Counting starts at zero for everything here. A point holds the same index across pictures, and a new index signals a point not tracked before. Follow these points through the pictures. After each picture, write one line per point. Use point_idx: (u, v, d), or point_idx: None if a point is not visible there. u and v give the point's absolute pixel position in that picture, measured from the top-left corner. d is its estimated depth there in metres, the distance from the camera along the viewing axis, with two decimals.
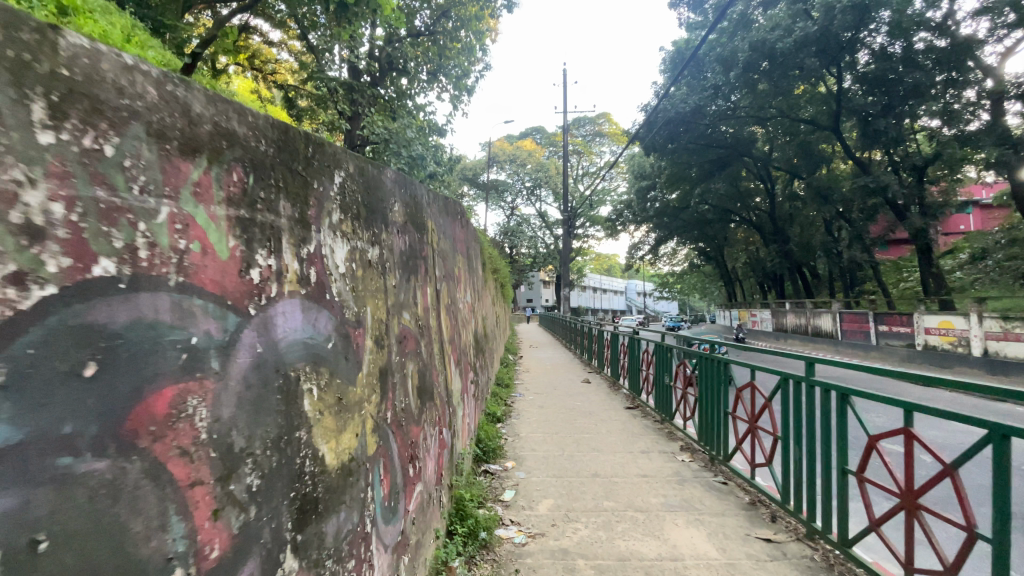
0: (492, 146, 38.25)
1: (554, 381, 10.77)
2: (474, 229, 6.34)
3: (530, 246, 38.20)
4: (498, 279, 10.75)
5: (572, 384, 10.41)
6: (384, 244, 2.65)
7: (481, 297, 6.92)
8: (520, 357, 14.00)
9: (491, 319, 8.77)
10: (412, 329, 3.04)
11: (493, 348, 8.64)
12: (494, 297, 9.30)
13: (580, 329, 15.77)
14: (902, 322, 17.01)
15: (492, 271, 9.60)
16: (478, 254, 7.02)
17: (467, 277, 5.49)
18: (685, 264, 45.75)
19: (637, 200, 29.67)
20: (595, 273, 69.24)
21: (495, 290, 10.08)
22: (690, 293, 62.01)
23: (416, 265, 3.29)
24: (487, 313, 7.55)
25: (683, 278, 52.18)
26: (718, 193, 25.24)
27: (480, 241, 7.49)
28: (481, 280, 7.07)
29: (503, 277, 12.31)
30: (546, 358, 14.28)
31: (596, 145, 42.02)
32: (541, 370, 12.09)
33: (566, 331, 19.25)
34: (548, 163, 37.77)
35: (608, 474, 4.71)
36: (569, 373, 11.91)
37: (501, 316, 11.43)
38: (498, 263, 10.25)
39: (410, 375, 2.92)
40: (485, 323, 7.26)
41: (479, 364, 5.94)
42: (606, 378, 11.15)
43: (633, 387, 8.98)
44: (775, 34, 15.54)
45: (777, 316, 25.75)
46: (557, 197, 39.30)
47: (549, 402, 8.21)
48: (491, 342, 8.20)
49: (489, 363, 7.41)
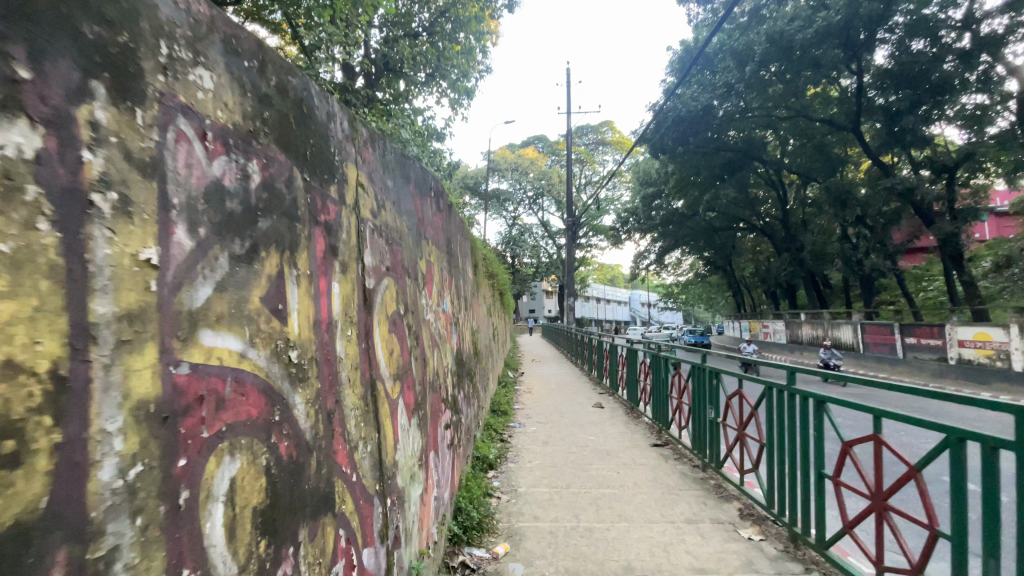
0: (494, 155, 37.22)
1: (560, 405, 9.49)
2: (450, 212, 5.03)
3: (533, 256, 36.98)
4: (495, 287, 9.58)
5: (579, 409, 9.12)
6: (30, 124, 0.97)
7: (467, 307, 5.67)
8: (522, 374, 12.71)
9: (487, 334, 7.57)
10: (257, 379, 1.52)
11: (489, 369, 7.44)
12: (490, 310, 8.12)
13: (586, 343, 14.45)
14: (932, 334, 15.71)
15: (489, 279, 8.49)
16: (463, 253, 5.74)
17: (437, 277, 4.16)
18: (690, 275, 44.64)
19: (642, 208, 28.55)
20: (597, 284, 68.02)
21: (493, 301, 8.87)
22: (694, 304, 60.73)
23: (271, 237, 1.65)
24: (477, 327, 6.31)
25: (688, 288, 50.92)
26: (728, 200, 24.09)
27: (469, 239, 6.26)
28: (467, 286, 5.81)
29: (501, 287, 11.13)
30: (550, 375, 13.00)
31: (599, 154, 41.21)
32: (543, 391, 10.81)
33: (570, 345, 17.97)
34: (550, 171, 36.78)
35: (643, 569, 3.51)
36: (577, 395, 10.61)
37: (500, 330, 10.27)
38: (495, 269, 9.11)
39: (207, 505, 1.28)
40: (475, 340, 6.00)
41: (460, 395, 4.70)
42: (619, 402, 9.86)
43: (658, 416, 7.70)
44: (794, 25, 14.47)
45: (792, 328, 24.40)
46: (559, 206, 38.25)
47: (553, 436, 6.98)
48: (485, 362, 7.00)
49: (480, 390, 6.21)
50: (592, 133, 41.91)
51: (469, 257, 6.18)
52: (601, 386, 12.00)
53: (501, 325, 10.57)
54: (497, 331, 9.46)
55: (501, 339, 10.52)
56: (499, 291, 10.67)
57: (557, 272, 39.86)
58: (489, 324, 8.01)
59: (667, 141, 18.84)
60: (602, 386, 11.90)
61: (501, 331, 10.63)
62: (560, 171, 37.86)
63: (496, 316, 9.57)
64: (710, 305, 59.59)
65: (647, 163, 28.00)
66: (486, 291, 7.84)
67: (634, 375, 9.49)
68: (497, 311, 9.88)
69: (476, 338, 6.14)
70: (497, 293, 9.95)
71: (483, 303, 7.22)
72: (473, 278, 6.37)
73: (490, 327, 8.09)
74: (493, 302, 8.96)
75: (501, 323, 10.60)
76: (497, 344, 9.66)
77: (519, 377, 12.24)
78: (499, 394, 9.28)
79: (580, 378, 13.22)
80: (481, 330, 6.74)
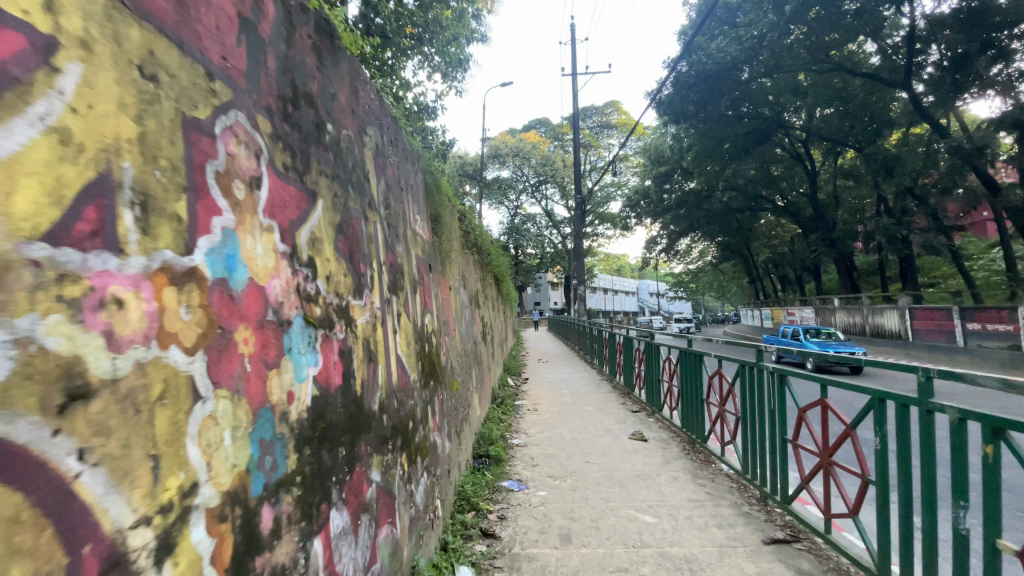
0: (493, 140, 34.64)
1: (575, 426, 7.02)
2: (277, 21, 2.09)
3: (536, 246, 34.75)
4: (481, 263, 7.10)
5: (601, 433, 6.64)
6: None
7: (367, 283, 2.72)
8: (525, 378, 10.24)
9: (455, 341, 4.79)
10: None
11: (460, 391, 4.72)
12: (464, 299, 5.44)
13: (603, 336, 11.98)
14: (1000, 318, 12.80)
15: (466, 248, 6.00)
16: (367, 172, 2.89)
17: (23, 109, 1.05)
18: (702, 262, 42.11)
19: (653, 190, 26.06)
20: (605, 273, 65.64)
21: (474, 282, 6.29)
22: (705, 292, 58.29)
23: None
24: (408, 325, 3.37)
25: (699, 277, 48.47)
26: (750, 175, 21.58)
27: (400, 160, 3.64)
28: (372, 239, 2.87)
29: (496, 268, 8.71)
30: (560, 378, 10.63)
31: (604, 137, 38.76)
32: (550, 402, 8.38)
33: (581, 339, 15.68)
34: (553, 156, 34.25)
35: None
36: (595, 406, 8.21)
37: (493, 323, 7.76)
38: (478, 236, 6.61)
39: None
40: (395, 357, 3.02)
41: (290, 542, 1.73)
42: (655, 420, 7.47)
43: (745, 462, 5.05)
44: None
45: (822, 314, 21.74)
46: (564, 193, 35.81)
47: (569, 500, 4.50)
48: (452, 382, 4.45)
49: (431, 447, 3.53)
50: (596, 115, 39.31)
51: (392, 187, 3.40)
52: (624, 391, 9.56)
53: (494, 318, 8.17)
54: (485, 326, 6.97)
55: (495, 335, 8.09)
56: (491, 271, 8.25)
57: (562, 263, 37.60)
58: (465, 322, 5.41)
59: (687, 106, 16.44)
60: (626, 392, 9.46)
61: (495, 325, 8.18)
62: (564, 156, 35.38)
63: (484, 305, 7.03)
64: (721, 294, 57.15)
65: (658, 140, 25.46)
66: (455, 267, 5.19)
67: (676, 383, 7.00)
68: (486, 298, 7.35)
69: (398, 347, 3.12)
70: (485, 271, 7.50)
71: (441, 284, 4.49)
72: (410, 234, 3.69)
73: (466, 323, 5.43)
74: (476, 284, 6.42)
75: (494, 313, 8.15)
76: (489, 346, 7.14)
77: (522, 382, 9.80)
78: (490, 415, 6.89)
79: (596, 380, 10.75)
80: (425, 329, 3.78)
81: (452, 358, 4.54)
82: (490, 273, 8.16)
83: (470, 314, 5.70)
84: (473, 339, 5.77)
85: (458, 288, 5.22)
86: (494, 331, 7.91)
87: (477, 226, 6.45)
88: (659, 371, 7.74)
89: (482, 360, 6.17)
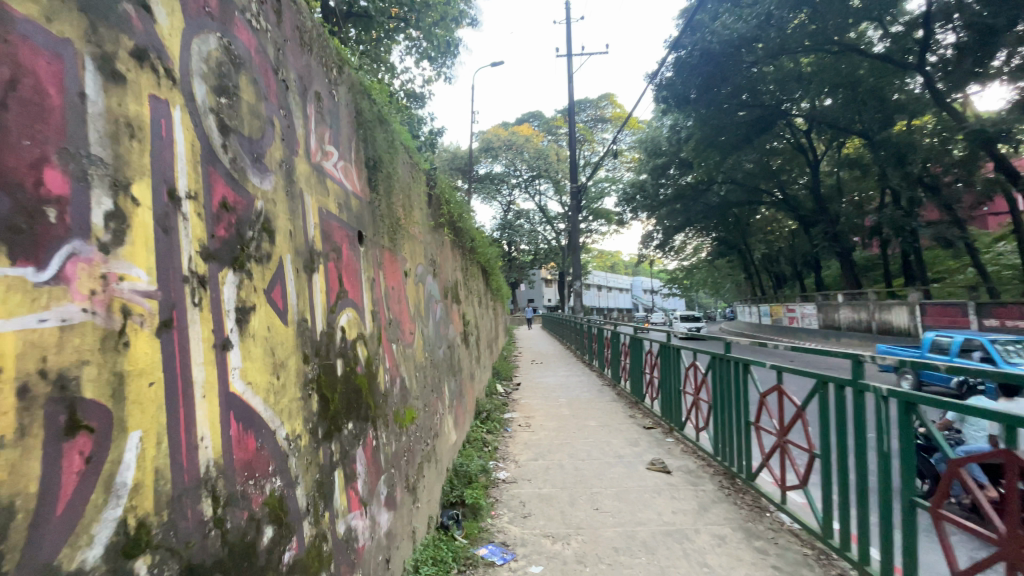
0: (485, 134, 33.55)
1: (577, 450, 5.89)
2: None
3: (530, 243, 33.86)
4: (459, 251, 5.92)
5: (609, 460, 5.51)
6: None
7: (75, 224, 1.19)
8: (516, 384, 9.13)
9: (397, 349, 3.38)
10: None
11: (408, 420, 3.39)
12: (421, 290, 4.14)
13: (602, 336, 10.90)
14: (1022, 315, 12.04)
15: (435, 229, 4.78)
16: (149, 0, 1.47)
17: None
18: (698, 257, 41.50)
19: (649, 184, 25.14)
20: (599, 271, 65.02)
21: (444, 271, 5.05)
22: (699, 289, 57.84)
23: None
24: (267, 330, 1.86)
25: (693, 273, 47.80)
26: (751, 167, 20.69)
27: (290, 62, 2.32)
28: (134, 130, 1.37)
29: (483, 260, 7.57)
30: (554, 380, 9.69)
31: (599, 132, 37.89)
32: (544, 415, 7.28)
33: (576, 336, 14.81)
34: (547, 150, 33.26)
35: None
36: (594, 419, 7.18)
37: (476, 324, 6.58)
38: (452, 216, 5.41)
39: None
40: (197, 396, 1.49)
41: None
42: (664, 439, 6.44)
43: (825, 531, 3.69)
44: None
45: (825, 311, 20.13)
46: (558, 188, 34.86)
47: None
48: (399, 416, 3.20)
49: (340, 536, 2.23)
50: (591, 108, 38.28)
51: (256, 84, 2.01)
52: (631, 400, 8.42)
53: (478, 317, 7.04)
54: (462, 327, 5.74)
55: (480, 338, 6.94)
56: (475, 265, 7.10)
57: (556, 259, 36.77)
58: (424, 321, 4.10)
59: (689, 92, 15.65)
60: (632, 401, 8.33)
61: (480, 326, 7.02)
62: (558, 149, 34.34)
63: (461, 301, 5.78)
64: (716, 290, 56.58)
65: (655, 131, 24.51)
66: (409, 248, 3.88)
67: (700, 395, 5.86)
68: (465, 293, 6.15)
69: (218, 372, 1.60)
70: (466, 262, 6.32)
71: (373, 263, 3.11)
72: (301, 174, 2.29)
73: (423, 320, 4.10)
74: (448, 274, 5.19)
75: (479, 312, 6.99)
76: (470, 352, 5.98)
77: (513, 391, 8.67)
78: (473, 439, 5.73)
79: (596, 385, 9.61)
80: (322, 335, 2.31)
81: (387, 376, 3.11)
82: (474, 266, 7.00)
83: (432, 310, 4.43)
84: (438, 343, 4.49)
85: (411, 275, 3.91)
86: (478, 333, 6.75)
87: (454, 203, 5.30)
88: (677, 380, 6.59)
89: (453, 369, 4.93)
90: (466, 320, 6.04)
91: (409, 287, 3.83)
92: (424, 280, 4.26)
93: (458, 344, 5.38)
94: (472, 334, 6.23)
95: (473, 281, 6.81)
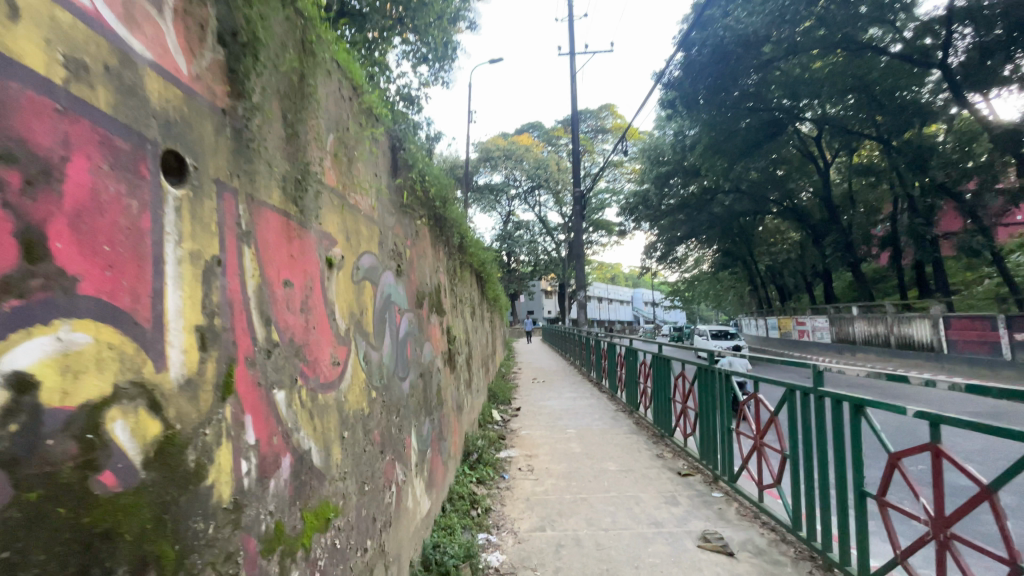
0: (484, 143, 32.73)
1: (593, 516, 4.36)
2: None
3: (530, 254, 33.00)
4: (439, 245, 4.39)
5: (640, 531, 4.01)
6: None
7: None
8: (515, 411, 7.75)
9: (283, 400, 1.77)
10: None
11: (296, 538, 1.77)
12: (360, 291, 2.55)
13: (608, 350, 9.70)
14: None
15: (397, 206, 3.25)
16: None
17: None
18: (700, 269, 40.65)
19: (652, 193, 24.23)
20: (599, 283, 64.18)
21: (411, 266, 3.46)
22: (700, 301, 56.99)
23: None
24: None
25: (695, 286, 46.99)
26: (758, 174, 19.86)
27: None
28: None
29: (476, 264, 6.22)
30: (555, 402, 8.51)
31: (599, 142, 37.22)
32: (550, 456, 5.86)
33: (579, 349, 13.74)
34: (547, 159, 32.49)
35: None
36: (605, 455, 5.97)
37: (461, 342, 5.04)
38: (428, 193, 3.89)
39: None
40: None
41: None
42: (693, 486, 5.16)
43: None
44: None
45: (839, 324, 18.78)
46: (559, 199, 34.03)
47: None
48: (260, 544, 1.57)
49: None
50: (591, 119, 37.71)
51: None
52: (655, 433, 6.89)
53: (467, 332, 5.51)
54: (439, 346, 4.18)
55: (467, 359, 5.40)
56: (465, 269, 5.68)
57: (556, 270, 35.92)
58: (361, 340, 2.51)
59: (698, 94, 15.06)
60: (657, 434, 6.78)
61: (469, 344, 5.48)
62: (559, 159, 33.59)
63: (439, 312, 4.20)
64: (718, 303, 55.80)
65: (658, 139, 23.75)
66: (334, 218, 2.30)
67: (765, 443, 4.30)
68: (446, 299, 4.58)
69: None
70: (449, 261, 4.79)
71: (216, 226, 1.51)
72: None
73: (360, 341, 2.49)
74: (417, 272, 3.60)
75: (467, 328, 5.47)
76: (451, 382, 4.40)
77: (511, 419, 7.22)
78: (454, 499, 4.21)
79: (608, 409, 8.12)
80: None
81: (235, 466, 1.49)
82: (463, 268, 5.49)
83: (384, 325, 2.83)
84: (392, 376, 2.89)
85: (338, 263, 2.31)
86: (464, 353, 5.21)
87: (431, 176, 3.82)
88: (726, 417, 5.03)
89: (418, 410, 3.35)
90: (447, 337, 4.47)
91: (330, 282, 2.23)
92: (369, 275, 2.69)
93: (431, 370, 3.80)
94: (453, 354, 4.68)
95: (460, 287, 5.27)
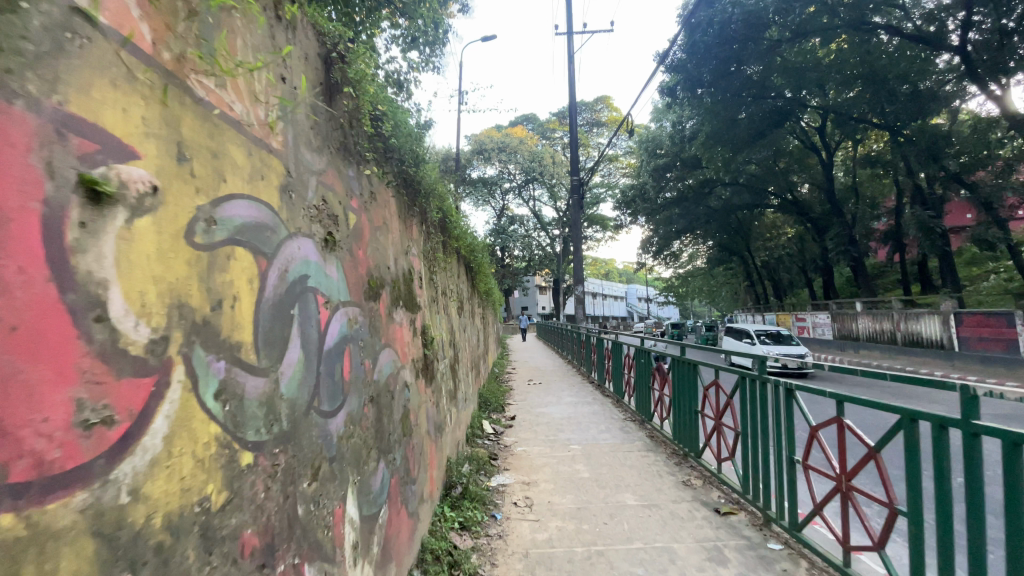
0: (477, 135, 31.73)
1: (617, 534, 3.38)
2: None
3: (523, 249, 32.17)
4: (404, 219, 3.28)
5: (683, 563, 3.03)
6: None
7: None
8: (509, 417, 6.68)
9: None
10: None
11: None
12: (211, 265, 1.38)
13: (602, 346, 8.87)
14: None
15: (316, 144, 2.12)
16: None
17: None
18: (694, 265, 40.09)
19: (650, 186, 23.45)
20: (593, 279, 63.52)
21: (346, 239, 2.32)
22: (694, 298, 56.54)
23: None
24: None
25: (688, 282, 46.55)
26: (760, 165, 19.14)
27: None
28: None
29: (462, 250, 5.22)
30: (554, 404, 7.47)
31: (594, 136, 36.42)
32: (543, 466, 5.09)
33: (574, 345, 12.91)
34: (542, 152, 31.59)
35: None
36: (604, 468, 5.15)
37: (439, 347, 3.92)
38: (379, 142, 2.79)
39: None
40: None
41: None
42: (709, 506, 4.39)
43: None
44: None
45: (841, 320, 18.14)
46: (553, 193, 33.18)
47: None
48: None
49: None
50: (585, 112, 36.87)
51: None
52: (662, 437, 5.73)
53: (450, 333, 4.43)
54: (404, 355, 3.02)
55: (451, 367, 4.31)
56: (447, 257, 4.63)
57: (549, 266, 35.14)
58: (206, 355, 1.34)
59: (703, 75, 14.37)
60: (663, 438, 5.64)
61: (452, 347, 4.40)
62: (554, 153, 32.71)
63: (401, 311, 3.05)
64: (711, 299, 55.54)
65: (656, 130, 22.94)
66: (115, 110, 1.13)
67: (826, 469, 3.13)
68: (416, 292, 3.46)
69: None
70: (420, 241, 3.69)
71: None
72: None
73: (201, 358, 1.32)
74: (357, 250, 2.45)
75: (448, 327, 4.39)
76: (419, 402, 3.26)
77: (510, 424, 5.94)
78: (429, 548, 2.94)
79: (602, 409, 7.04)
80: None
81: None
82: (441, 254, 4.43)
83: (276, 328, 1.67)
84: (295, 415, 1.73)
85: (130, 206, 1.14)
86: (445, 358, 4.10)
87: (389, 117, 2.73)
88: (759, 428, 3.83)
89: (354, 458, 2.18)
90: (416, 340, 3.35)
91: (97, 240, 1.06)
92: (241, 238, 1.53)
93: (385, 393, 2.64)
94: (427, 362, 3.55)
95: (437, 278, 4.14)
